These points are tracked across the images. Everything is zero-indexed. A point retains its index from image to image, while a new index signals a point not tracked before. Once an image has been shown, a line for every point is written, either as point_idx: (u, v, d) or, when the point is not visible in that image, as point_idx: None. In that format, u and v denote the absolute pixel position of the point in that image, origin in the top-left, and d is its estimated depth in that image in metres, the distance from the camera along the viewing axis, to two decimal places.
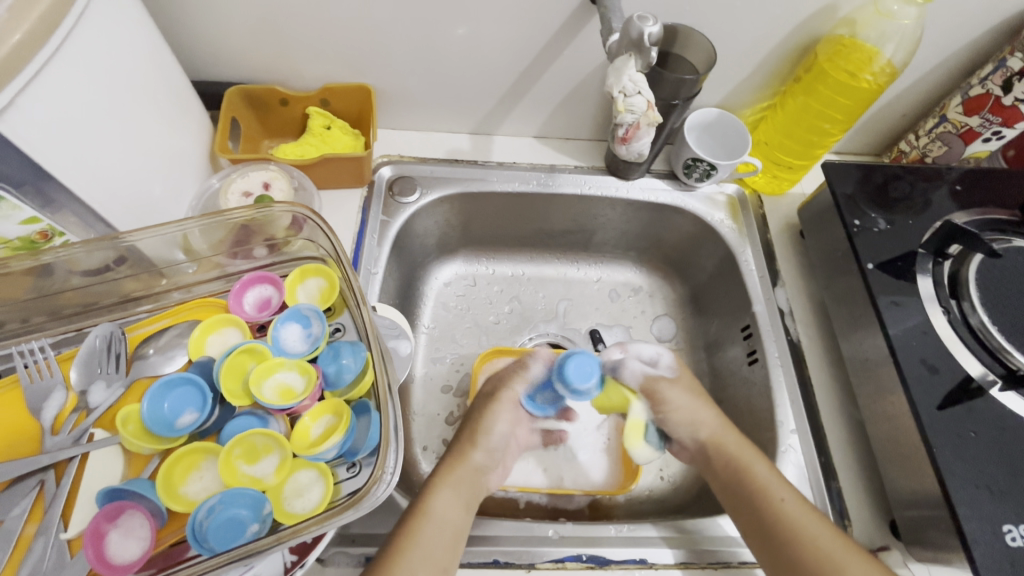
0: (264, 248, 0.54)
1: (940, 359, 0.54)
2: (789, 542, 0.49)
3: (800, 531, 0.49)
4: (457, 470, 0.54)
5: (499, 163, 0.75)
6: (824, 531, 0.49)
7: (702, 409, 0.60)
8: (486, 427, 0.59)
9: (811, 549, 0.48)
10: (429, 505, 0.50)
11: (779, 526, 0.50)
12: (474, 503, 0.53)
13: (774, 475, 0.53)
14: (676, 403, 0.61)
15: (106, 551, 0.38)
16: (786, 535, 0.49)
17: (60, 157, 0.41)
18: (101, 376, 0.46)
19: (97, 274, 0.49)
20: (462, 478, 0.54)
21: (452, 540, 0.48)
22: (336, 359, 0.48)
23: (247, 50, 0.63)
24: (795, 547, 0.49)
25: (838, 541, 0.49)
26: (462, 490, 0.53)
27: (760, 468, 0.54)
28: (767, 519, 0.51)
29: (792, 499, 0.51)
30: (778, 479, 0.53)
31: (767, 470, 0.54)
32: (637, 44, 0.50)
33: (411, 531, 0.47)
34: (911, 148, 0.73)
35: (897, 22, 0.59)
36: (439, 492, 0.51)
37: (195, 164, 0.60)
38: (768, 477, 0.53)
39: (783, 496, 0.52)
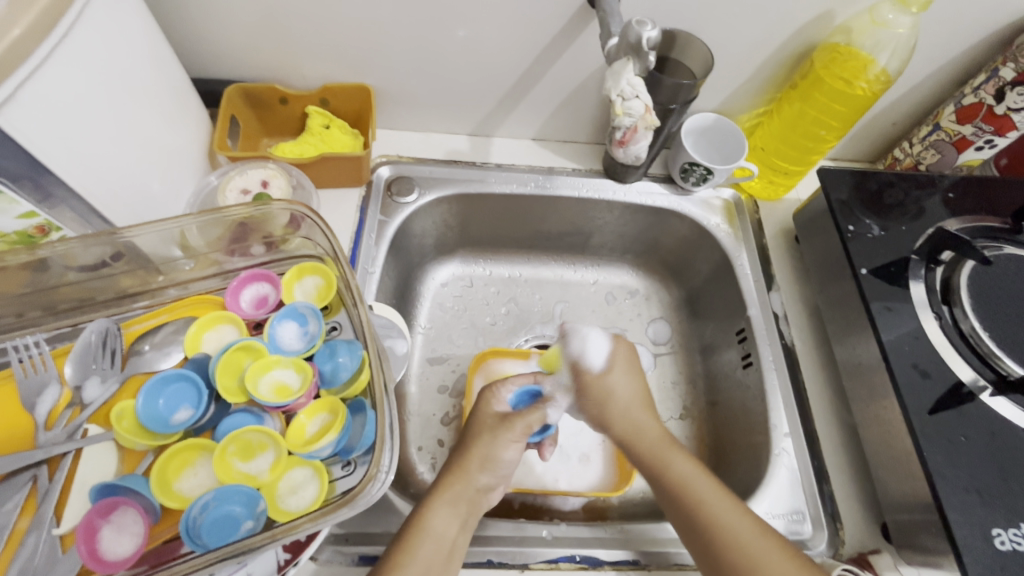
0: (261, 246, 0.55)
1: (932, 364, 0.55)
2: (714, 538, 0.48)
3: (724, 527, 0.48)
4: (454, 486, 0.51)
5: (497, 164, 0.75)
6: (748, 528, 0.48)
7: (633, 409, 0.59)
8: (496, 454, 0.54)
9: (737, 545, 0.47)
10: (425, 519, 0.47)
11: (703, 525, 0.49)
12: (473, 517, 0.50)
13: (692, 470, 0.53)
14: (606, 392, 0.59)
15: (98, 547, 0.38)
16: (704, 532, 0.49)
17: (57, 153, 0.41)
18: (95, 372, 0.46)
19: (94, 270, 0.49)
20: (462, 496, 0.50)
21: (447, 557, 0.46)
22: (333, 357, 0.48)
23: (247, 48, 0.63)
24: (714, 546, 0.48)
25: (762, 537, 0.48)
26: (461, 506, 0.49)
27: (677, 464, 0.54)
28: (693, 518, 0.50)
29: (712, 496, 0.51)
30: (699, 472, 0.53)
31: (688, 466, 0.53)
32: (635, 48, 0.51)
33: (406, 545, 0.46)
34: (905, 156, 0.73)
35: (893, 31, 0.59)
36: (437, 508, 0.48)
37: (193, 161, 0.60)
38: (692, 473, 0.53)
39: (709, 491, 0.51)
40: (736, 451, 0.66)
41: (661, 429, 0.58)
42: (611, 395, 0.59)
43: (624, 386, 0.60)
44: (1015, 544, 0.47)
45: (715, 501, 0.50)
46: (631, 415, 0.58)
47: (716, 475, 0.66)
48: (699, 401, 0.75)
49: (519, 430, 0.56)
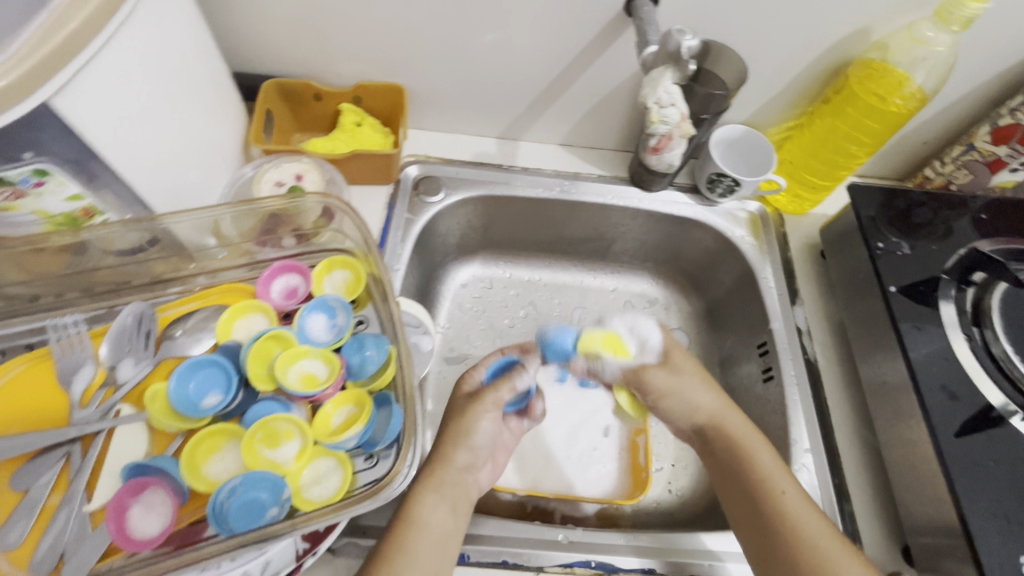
0: (291, 238, 0.56)
1: (961, 385, 0.54)
2: (785, 532, 0.48)
3: (795, 520, 0.49)
4: (438, 475, 0.52)
5: (524, 168, 0.76)
6: (822, 530, 0.48)
7: (699, 388, 0.59)
8: (468, 428, 0.55)
9: (809, 539, 0.47)
10: (413, 512, 0.48)
11: (783, 520, 0.49)
12: (462, 505, 0.51)
13: (776, 464, 0.53)
14: (666, 386, 0.60)
15: (127, 526, 0.39)
16: (783, 528, 0.49)
17: (106, 139, 0.42)
18: (129, 353, 0.47)
19: (131, 254, 0.50)
20: (449, 485, 0.51)
21: (443, 545, 0.47)
22: (360, 350, 0.48)
23: (286, 45, 0.64)
24: (791, 538, 0.48)
25: (829, 531, 0.48)
26: (447, 493, 0.50)
27: (762, 456, 0.53)
28: (766, 509, 0.50)
29: (789, 487, 0.51)
30: (785, 472, 0.52)
31: (770, 459, 0.53)
32: (674, 56, 0.52)
33: (397, 540, 0.46)
34: (936, 175, 0.73)
35: (931, 49, 0.59)
36: (425, 498, 0.49)
37: (229, 153, 0.61)
38: (773, 466, 0.52)
39: (785, 483, 0.51)
40: None
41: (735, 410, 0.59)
42: (681, 379, 0.60)
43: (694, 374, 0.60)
44: None
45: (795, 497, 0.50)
46: (692, 396, 0.59)
47: None
48: None
49: (491, 403, 0.57)
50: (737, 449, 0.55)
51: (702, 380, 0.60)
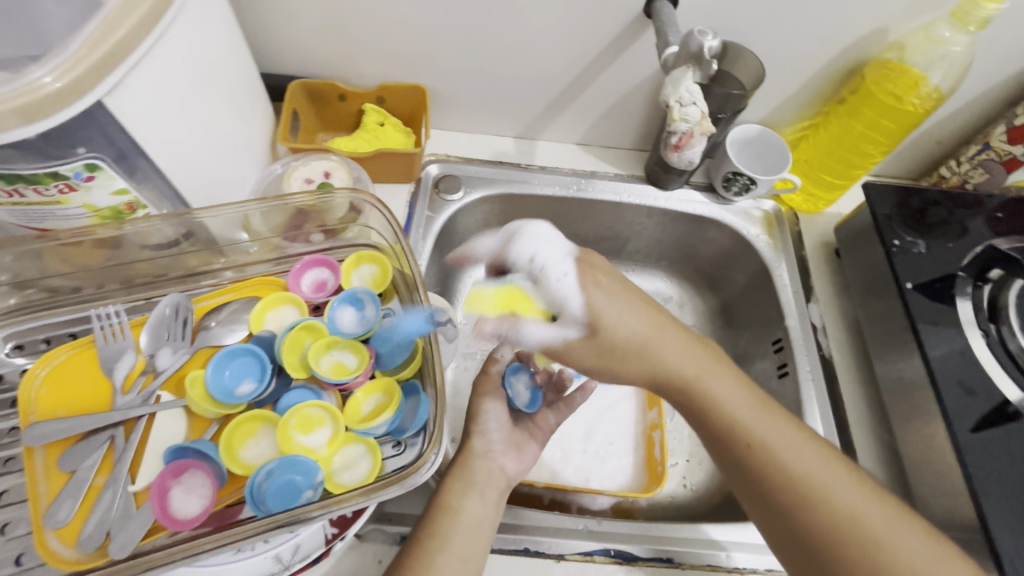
0: (319, 234, 0.58)
1: (978, 381, 0.55)
2: (773, 476, 0.47)
3: (781, 459, 0.47)
4: (464, 465, 0.54)
5: (541, 167, 0.77)
6: (816, 461, 0.47)
7: (644, 345, 0.49)
8: (478, 413, 0.58)
9: (800, 478, 0.46)
10: (448, 501, 0.50)
11: (767, 465, 0.47)
12: (490, 491, 0.52)
13: (744, 407, 0.49)
14: (594, 361, 0.49)
15: (170, 506, 0.40)
16: (768, 474, 0.47)
17: (150, 137, 0.44)
18: (168, 343, 0.48)
19: (168, 248, 0.52)
20: (476, 474, 0.53)
21: (474, 531, 0.48)
22: (389, 340, 0.50)
23: (313, 47, 0.66)
24: (778, 482, 0.46)
25: (825, 464, 0.47)
26: (474, 481, 0.52)
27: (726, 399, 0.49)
28: (746, 457, 0.48)
29: (767, 431, 0.48)
30: (754, 405, 0.50)
31: (732, 393, 0.50)
32: (695, 57, 0.54)
33: (433, 527, 0.48)
34: (952, 174, 0.73)
35: (948, 49, 0.60)
36: (454, 487, 0.51)
37: (258, 152, 0.63)
38: (739, 404, 0.49)
39: (759, 419, 0.49)
40: None
41: (693, 346, 0.51)
42: (615, 343, 0.48)
43: (631, 325, 0.49)
44: None
45: (774, 435, 0.48)
46: (637, 355, 0.49)
47: None
48: None
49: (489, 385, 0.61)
50: (697, 395, 0.50)
51: (631, 309, 0.49)
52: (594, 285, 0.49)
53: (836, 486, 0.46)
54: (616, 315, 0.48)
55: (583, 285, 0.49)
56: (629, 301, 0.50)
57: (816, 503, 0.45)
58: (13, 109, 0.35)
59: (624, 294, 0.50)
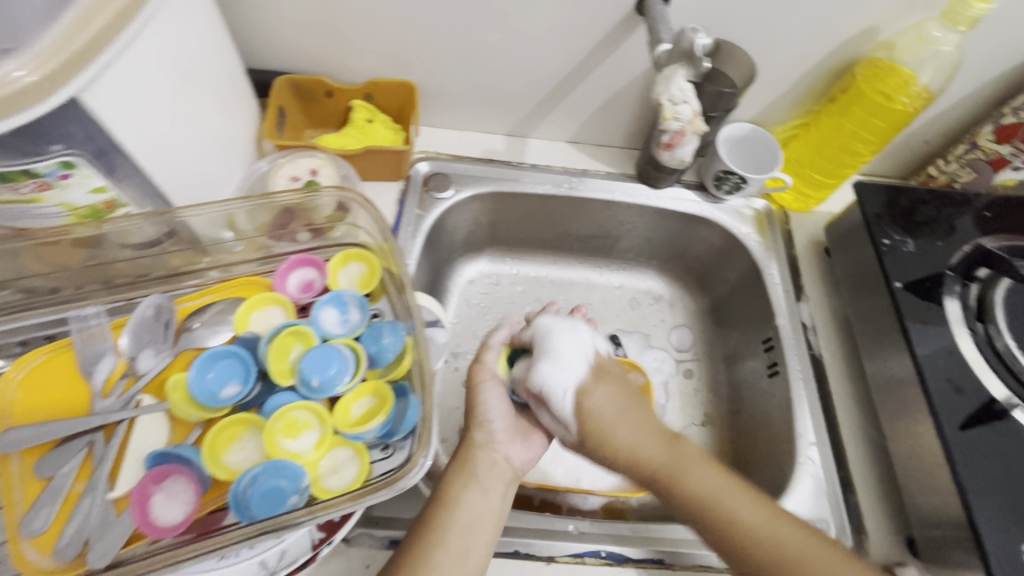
0: (306, 233, 0.56)
1: (965, 379, 0.55)
2: (752, 552, 0.45)
3: (755, 534, 0.46)
4: (465, 458, 0.52)
5: (532, 165, 0.77)
6: (782, 524, 0.46)
7: (634, 441, 0.49)
8: (476, 402, 0.55)
9: (775, 549, 0.45)
10: (449, 495, 0.49)
11: (743, 539, 0.46)
12: (492, 485, 0.51)
13: (717, 479, 0.48)
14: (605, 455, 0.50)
15: (151, 513, 0.39)
16: (741, 546, 0.46)
17: (130, 134, 0.42)
18: (149, 345, 0.47)
19: (150, 247, 0.51)
20: (478, 466, 0.52)
21: (474, 527, 0.47)
22: (378, 339, 0.49)
23: (300, 42, 0.65)
24: (753, 555, 0.45)
25: (794, 531, 0.46)
26: (476, 474, 0.51)
27: (701, 476, 0.48)
28: (727, 539, 0.46)
29: (741, 505, 0.47)
30: (727, 482, 0.48)
31: (709, 475, 0.48)
32: (688, 54, 0.53)
33: (433, 522, 0.47)
34: (940, 173, 0.73)
35: (937, 49, 0.60)
36: (458, 481, 0.50)
37: (244, 149, 0.62)
38: (716, 483, 0.48)
39: (733, 493, 0.48)
40: (759, 458, 0.66)
41: (661, 428, 0.51)
42: (607, 436, 0.49)
43: (619, 421, 0.50)
44: None
45: (743, 510, 0.47)
46: (632, 446, 0.49)
47: None
48: (721, 409, 0.75)
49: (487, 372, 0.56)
50: (674, 484, 0.48)
51: (630, 413, 0.51)
52: (594, 388, 0.51)
53: (808, 549, 0.45)
54: (609, 412, 0.50)
55: (587, 389, 0.51)
56: (625, 407, 0.51)
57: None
58: None
59: (626, 403, 0.51)
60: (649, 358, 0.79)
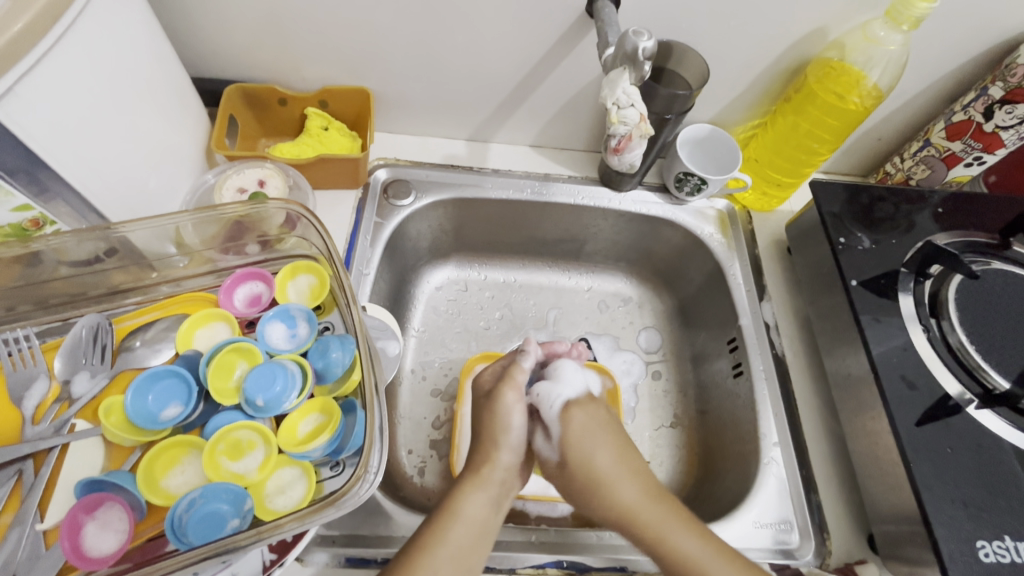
0: (256, 245, 0.55)
1: (919, 375, 0.56)
2: None
3: None
4: (484, 474, 0.52)
5: (494, 170, 0.76)
6: None
7: (617, 479, 0.53)
8: (503, 425, 0.55)
9: None
10: (458, 506, 0.49)
11: None
12: (504, 501, 0.52)
13: (702, 547, 0.48)
14: (578, 469, 0.55)
15: (82, 543, 0.38)
16: None
17: (56, 148, 0.41)
18: (84, 367, 0.46)
19: (86, 266, 0.49)
20: (493, 483, 0.52)
21: (480, 540, 0.47)
22: (325, 354, 0.48)
23: (248, 49, 0.63)
24: None
25: None
26: (490, 490, 0.51)
27: (684, 543, 0.48)
28: None
29: (730, 575, 0.46)
30: (714, 553, 0.47)
31: (694, 543, 0.48)
32: (631, 58, 0.51)
33: (438, 529, 0.46)
34: (896, 170, 0.74)
35: (884, 48, 0.60)
36: (469, 494, 0.50)
37: (191, 159, 0.60)
38: (703, 553, 0.47)
39: (720, 557, 0.47)
40: (726, 459, 0.66)
41: (661, 498, 0.52)
42: (590, 463, 0.55)
43: (605, 456, 0.55)
44: (999, 556, 0.47)
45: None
46: (615, 485, 0.53)
47: (704, 483, 0.67)
48: (689, 410, 0.75)
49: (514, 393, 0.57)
50: (656, 542, 0.49)
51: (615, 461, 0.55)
52: (590, 413, 0.59)
53: None
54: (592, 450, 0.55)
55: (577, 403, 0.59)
56: (612, 441, 0.56)
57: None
58: None
59: (607, 433, 0.57)
60: (618, 361, 0.79)
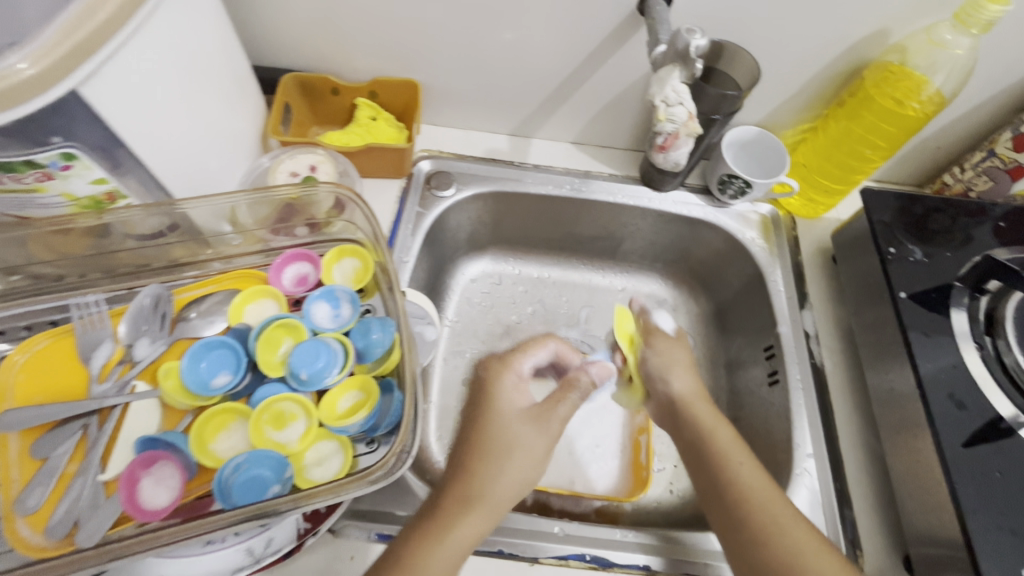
0: (304, 227, 0.57)
1: (969, 394, 0.54)
2: (737, 510, 0.49)
3: (751, 497, 0.49)
4: (460, 493, 0.47)
5: (535, 165, 0.76)
6: (787, 512, 0.48)
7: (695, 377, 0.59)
8: (508, 451, 0.50)
9: (758, 517, 0.48)
10: (436, 527, 0.45)
11: (733, 493, 0.50)
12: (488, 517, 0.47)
13: (735, 443, 0.53)
14: (667, 349, 0.61)
15: (138, 496, 0.40)
16: (730, 497, 0.50)
17: (132, 129, 0.44)
18: (146, 333, 0.49)
19: (151, 239, 0.52)
20: (471, 496, 0.47)
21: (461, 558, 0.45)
22: (366, 334, 0.49)
23: (306, 40, 0.66)
24: (734, 509, 0.49)
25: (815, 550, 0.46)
26: (471, 508, 0.47)
27: (722, 433, 0.54)
28: (717, 481, 0.51)
29: (750, 472, 0.51)
30: (739, 447, 0.53)
31: (728, 437, 0.54)
32: (682, 55, 0.52)
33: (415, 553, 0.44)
34: (954, 181, 0.71)
35: (950, 52, 0.58)
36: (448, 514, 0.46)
37: (249, 144, 0.63)
38: (731, 445, 0.53)
39: (742, 463, 0.52)
40: None
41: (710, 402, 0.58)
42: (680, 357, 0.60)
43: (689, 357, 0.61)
44: None
45: (752, 479, 0.50)
46: (681, 375, 0.59)
47: None
48: (721, 416, 0.74)
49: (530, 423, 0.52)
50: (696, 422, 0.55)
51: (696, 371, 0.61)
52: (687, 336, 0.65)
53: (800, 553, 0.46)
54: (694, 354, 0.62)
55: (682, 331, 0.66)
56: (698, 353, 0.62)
57: (758, 542, 0.47)
58: None
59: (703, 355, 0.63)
60: None
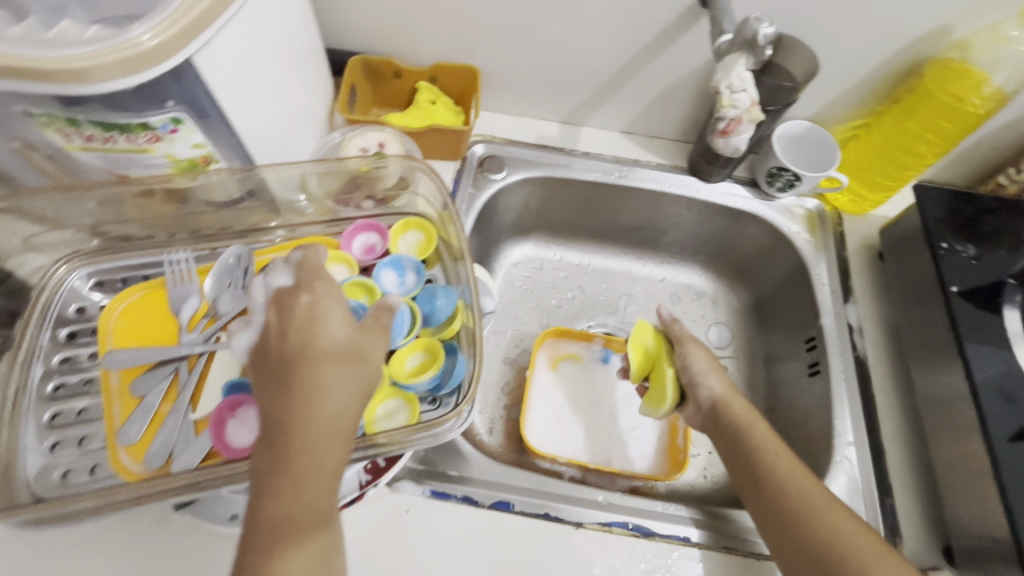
0: (370, 201, 0.61)
1: (1018, 389, 0.54)
2: (781, 500, 0.50)
3: (792, 487, 0.50)
4: (276, 460, 0.38)
5: (584, 153, 0.78)
6: (822, 496, 0.49)
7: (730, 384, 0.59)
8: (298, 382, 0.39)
9: (801, 504, 0.49)
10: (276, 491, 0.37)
11: (775, 484, 0.51)
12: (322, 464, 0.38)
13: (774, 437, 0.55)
14: (703, 356, 0.61)
15: (225, 435, 0.44)
16: (773, 489, 0.51)
17: (230, 98, 0.47)
18: (228, 290, 0.52)
19: (231, 205, 0.56)
20: (279, 457, 0.38)
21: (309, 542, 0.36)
22: (431, 300, 0.53)
23: (375, 24, 0.69)
24: (778, 499, 0.50)
25: (862, 533, 0.47)
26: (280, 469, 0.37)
27: (761, 428, 0.55)
28: (759, 473, 0.52)
29: (790, 463, 0.52)
30: (778, 442, 0.54)
31: (766, 432, 0.55)
32: (750, 43, 0.54)
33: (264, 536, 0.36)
34: (1011, 183, 0.71)
35: (1015, 49, 0.59)
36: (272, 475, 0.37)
37: (317, 121, 0.67)
38: (769, 439, 0.54)
39: (779, 453, 0.53)
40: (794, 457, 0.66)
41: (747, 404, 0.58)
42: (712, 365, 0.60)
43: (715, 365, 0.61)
44: None
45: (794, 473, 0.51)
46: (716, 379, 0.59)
47: None
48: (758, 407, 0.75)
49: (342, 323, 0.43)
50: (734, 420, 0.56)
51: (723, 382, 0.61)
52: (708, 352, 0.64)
53: (843, 530, 0.47)
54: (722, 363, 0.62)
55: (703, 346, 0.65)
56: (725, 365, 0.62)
57: (798, 524, 0.48)
58: (116, 62, 0.38)
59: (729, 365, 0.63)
60: None
